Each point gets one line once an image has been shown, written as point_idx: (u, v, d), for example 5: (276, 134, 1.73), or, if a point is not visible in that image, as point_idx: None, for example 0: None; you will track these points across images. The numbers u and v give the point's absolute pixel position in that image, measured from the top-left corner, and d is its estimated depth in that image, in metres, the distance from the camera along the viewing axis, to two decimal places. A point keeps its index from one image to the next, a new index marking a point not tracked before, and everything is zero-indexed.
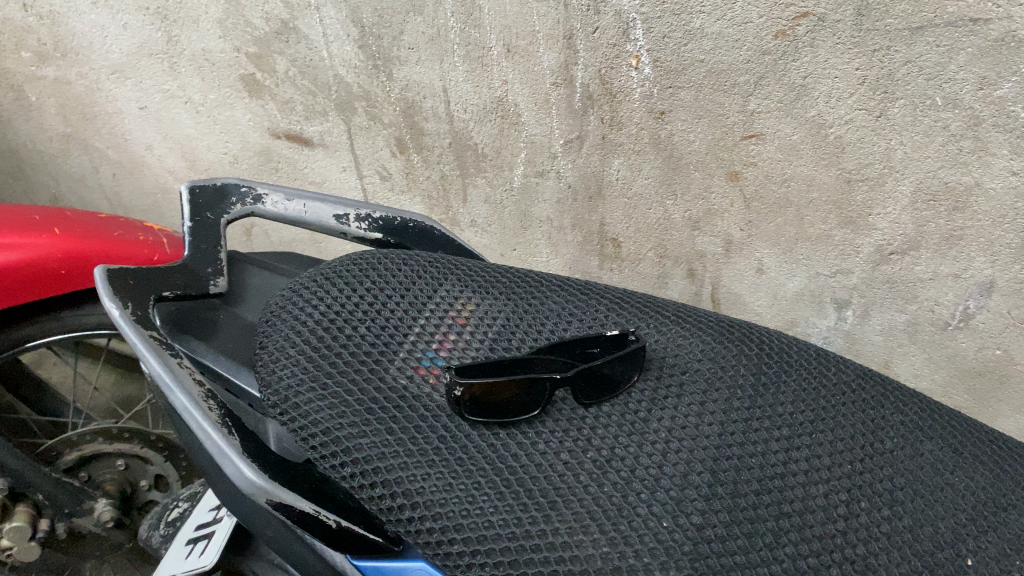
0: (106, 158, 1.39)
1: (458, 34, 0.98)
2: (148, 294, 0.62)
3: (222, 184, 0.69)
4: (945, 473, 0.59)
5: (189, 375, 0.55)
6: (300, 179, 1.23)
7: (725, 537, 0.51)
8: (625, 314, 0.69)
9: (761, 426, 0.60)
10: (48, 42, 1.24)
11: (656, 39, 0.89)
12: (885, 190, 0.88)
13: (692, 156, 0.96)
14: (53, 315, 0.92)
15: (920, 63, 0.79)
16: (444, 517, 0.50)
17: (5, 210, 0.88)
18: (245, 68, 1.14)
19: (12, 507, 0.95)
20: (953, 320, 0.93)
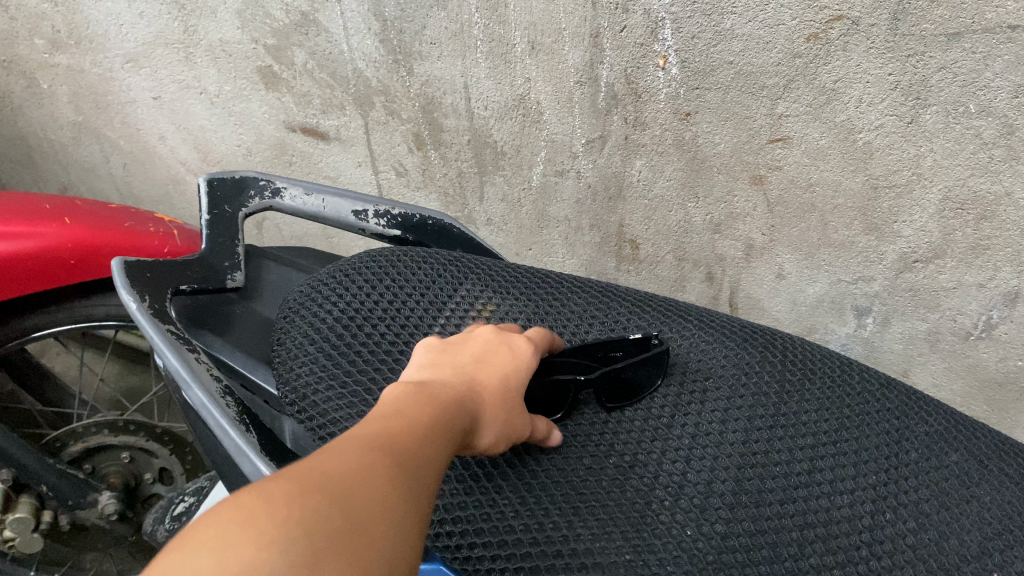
0: (118, 147, 1.39)
1: (481, 30, 0.96)
2: (164, 287, 0.61)
3: (241, 177, 0.68)
4: (971, 485, 0.58)
5: (206, 371, 0.54)
6: (314, 172, 1.25)
7: (750, 547, 0.51)
8: (647, 318, 0.68)
9: (786, 433, 0.59)
10: (61, 30, 1.22)
11: (685, 39, 0.87)
12: (912, 198, 0.87)
13: (716, 159, 0.95)
14: (62, 305, 0.91)
15: (954, 69, 0.76)
16: (464, 520, 0.49)
17: (15, 199, 0.87)
18: (262, 60, 1.12)
19: (16, 498, 0.94)
20: (975, 330, 0.95)
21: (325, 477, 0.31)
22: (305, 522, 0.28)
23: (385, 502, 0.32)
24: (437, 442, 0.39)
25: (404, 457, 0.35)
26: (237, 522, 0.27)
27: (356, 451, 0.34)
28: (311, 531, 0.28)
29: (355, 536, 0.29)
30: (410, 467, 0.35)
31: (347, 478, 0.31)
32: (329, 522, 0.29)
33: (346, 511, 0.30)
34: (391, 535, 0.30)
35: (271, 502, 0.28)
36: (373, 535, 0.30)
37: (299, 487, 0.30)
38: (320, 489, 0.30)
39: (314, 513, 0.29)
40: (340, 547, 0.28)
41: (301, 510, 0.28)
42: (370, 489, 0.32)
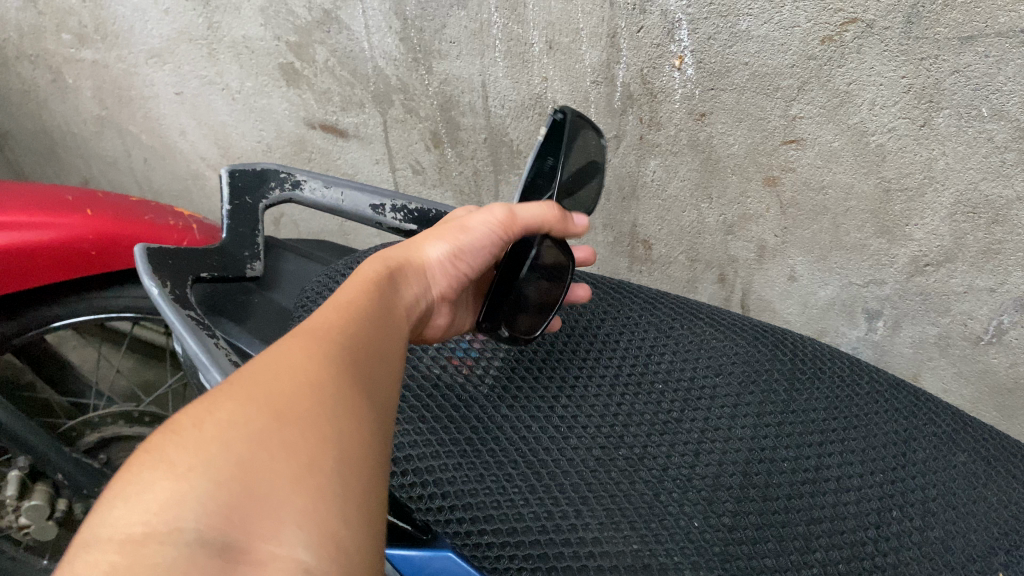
0: (140, 142, 1.41)
1: (500, 29, 0.97)
2: (185, 274, 0.62)
3: (263, 169, 0.69)
4: (978, 485, 0.58)
5: (225, 356, 0.55)
6: (333, 169, 1.27)
7: (755, 539, 0.51)
8: (660, 316, 0.70)
9: (793, 430, 0.60)
10: (88, 25, 1.24)
11: (702, 40, 0.87)
12: (925, 201, 0.88)
13: (730, 160, 0.96)
14: (82, 296, 0.92)
15: (968, 73, 0.76)
16: (475, 508, 0.50)
17: (38, 190, 0.89)
18: (284, 57, 1.14)
19: (32, 485, 0.96)
20: (985, 335, 0.95)
21: (248, 398, 0.33)
22: (224, 447, 0.30)
23: (310, 406, 0.34)
24: (366, 343, 0.42)
25: (329, 361, 0.38)
26: (157, 469, 0.29)
27: (279, 363, 0.36)
28: (230, 451, 0.30)
29: (284, 441, 0.31)
30: (337, 369, 0.37)
31: (267, 393, 0.34)
32: (251, 438, 0.31)
33: (269, 424, 0.32)
34: (321, 433, 0.33)
35: (186, 441, 0.31)
36: (303, 440, 0.32)
37: (218, 415, 0.32)
38: (242, 408, 0.32)
39: (232, 436, 0.31)
40: (265, 459, 0.30)
41: (216, 429, 0.31)
42: (294, 399, 0.34)
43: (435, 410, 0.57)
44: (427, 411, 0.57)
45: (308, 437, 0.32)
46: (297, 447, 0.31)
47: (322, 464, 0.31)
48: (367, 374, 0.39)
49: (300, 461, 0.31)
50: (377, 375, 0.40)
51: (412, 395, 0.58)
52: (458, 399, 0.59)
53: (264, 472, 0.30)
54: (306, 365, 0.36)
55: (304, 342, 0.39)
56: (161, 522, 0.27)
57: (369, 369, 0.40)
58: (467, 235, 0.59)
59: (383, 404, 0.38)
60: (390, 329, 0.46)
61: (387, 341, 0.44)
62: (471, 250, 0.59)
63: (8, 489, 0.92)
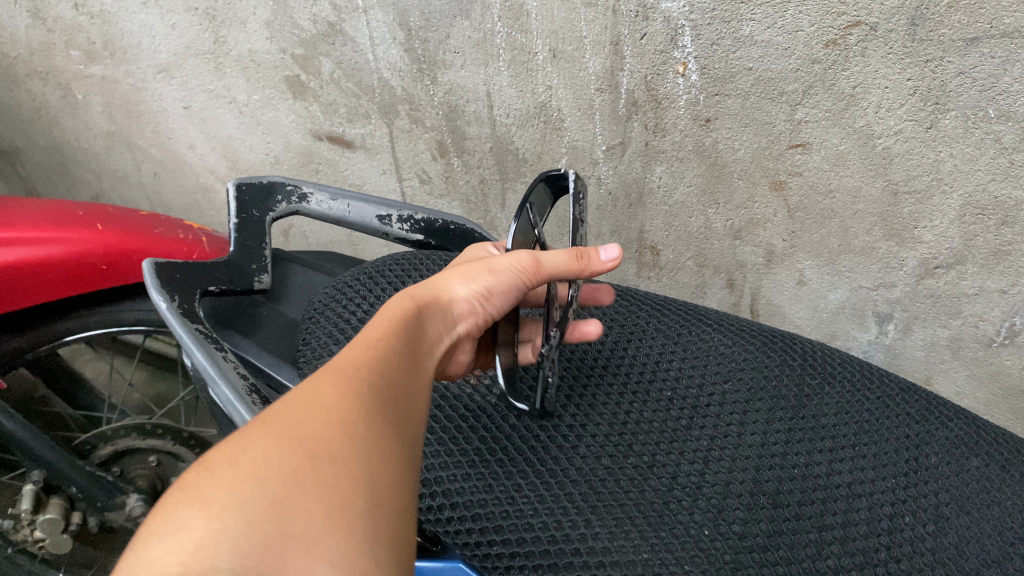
0: (149, 156, 1.42)
1: (504, 39, 0.97)
2: (192, 288, 0.63)
3: (269, 182, 0.69)
4: (992, 490, 0.57)
5: (233, 369, 0.55)
6: (340, 180, 1.27)
7: (767, 548, 0.51)
8: (667, 323, 0.70)
9: (806, 436, 0.59)
10: (96, 42, 1.25)
11: (705, 45, 0.87)
12: (933, 204, 0.87)
13: (737, 165, 0.96)
14: (93, 311, 0.93)
15: (973, 75, 0.76)
16: (484, 518, 0.50)
17: (49, 206, 0.89)
18: (290, 69, 1.15)
19: (47, 499, 0.96)
20: (998, 336, 0.94)
21: (280, 436, 0.33)
22: (256, 485, 0.30)
23: (340, 442, 0.34)
24: (393, 376, 0.42)
25: (358, 395, 0.38)
26: (191, 507, 0.30)
27: (306, 398, 0.36)
28: (264, 491, 0.30)
29: (315, 479, 0.31)
30: (364, 403, 0.37)
31: (294, 427, 0.34)
32: (284, 475, 0.31)
33: (301, 462, 0.32)
34: (351, 470, 0.33)
35: (220, 478, 0.31)
36: (334, 480, 0.32)
37: (252, 452, 0.32)
38: (275, 446, 0.32)
39: (265, 475, 0.31)
40: (298, 497, 0.30)
41: (250, 464, 0.31)
42: (323, 434, 0.34)
43: (443, 421, 0.57)
44: (435, 422, 0.57)
45: (338, 475, 0.32)
46: (327, 485, 0.31)
47: (351, 500, 0.31)
48: (395, 407, 0.39)
49: (331, 500, 0.31)
50: (406, 409, 0.40)
51: None
52: (466, 409, 0.59)
53: (297, 511, 0.30)
54: (336, 402, 0.36)
55: (334, 377, 0.39)
56: (195, 562, 0.28)
57: (397, 403, 0.40)
58: (492, 277, 0.54)
59: (410, 437, 0.38)
60: (416, 362, 0.46)
61: (414, 374, 0.44)
62: (499, 290, 0.55)
63: (23, 503, 0.94)
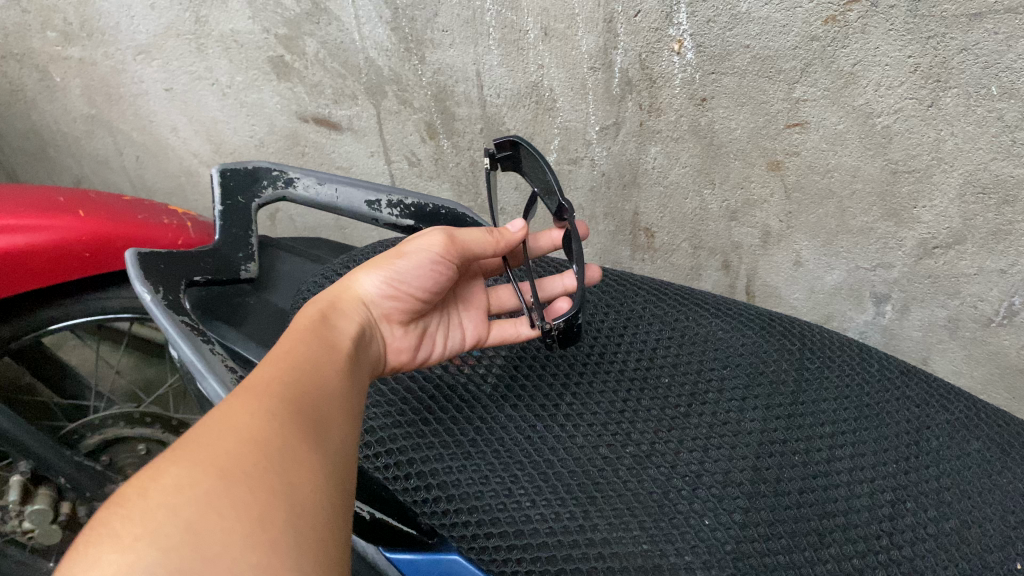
0: (131, 140, 1.39)
1: (494, 17, 0.95)
2: (177, 278, 0.61)
3: (255, 167, 0.67)
4: (993, 474, 0.56)
5: (221, 362, 0.54)
6: (328, 163, 1.25)
7: (769, 536, 0.50)
8: (663, 307, 0.69)
9: (804, 422, 0.59)
10: (73, 23, 1.22)
11: (701, 22, 0.85)
12: (933, 182, 0.86)
13: (733, 145, 0.94)
14: (77, 298, 0.91)
15: (976, 51, 0.75)
16: (481, 512, 0.49)
17: (30, 192, 0.87)
18: (274, 50, 1.12)
19: (35, 490, 0.94)
20: (996, 316, 0.94)
21: (191, 460, 0.33)
22: (167, 515, 0.30)
23: (257, 462, 0.34)
24: (309, 391, 0.42)
25: (271, 413, 0.38)
26: (103, 546, 0.29)
27: (219, 422, 0.36)
28: (179, 517, 0.30)
29: (232, 499, 0.32)
30: (281, 420, 0.38)
31: (207, 452, 0.34)
32: (198, 500, 0.31)
33: (216, 484, 0.32)
34: (270, 488, 0.33)
35: (129, 512, 0.30)
36: (252, 497, 0.32)
37: (161, 483, 0.32)
38: (185, 473, 0.32)
39: (179, 501, 0.31)
40: (213, 520, 0.30)
41: (160, 495, 0.31)
42: (236, 454, 0.34)
43: (437, 412, 0.56)
44: (429, 413, 0.56)
45: (256, 492, 0.32)
46: (245, 504, 0.32)
47: (273, 518, 0.32)
48: (314, 421, 0.40)
49: (251, 518, 0.31)
50: (327, 419, 0.41)
51: (415, 398, 0.57)
52: (461, 400, 0.58)
53: (215, 533, 0.30)
54: (251, 422, 0.37)
55: (246, 397, 0.39)
56: None
57: (315, 415, 0.40)
58: (399, 263, 0.58)
59: (335, 449, 0.39)
60: (336, 373, 0.46)
61: (335, 385, 0.45)
62: (407, 273, 0.59)
63: (11, 494, 0.92)
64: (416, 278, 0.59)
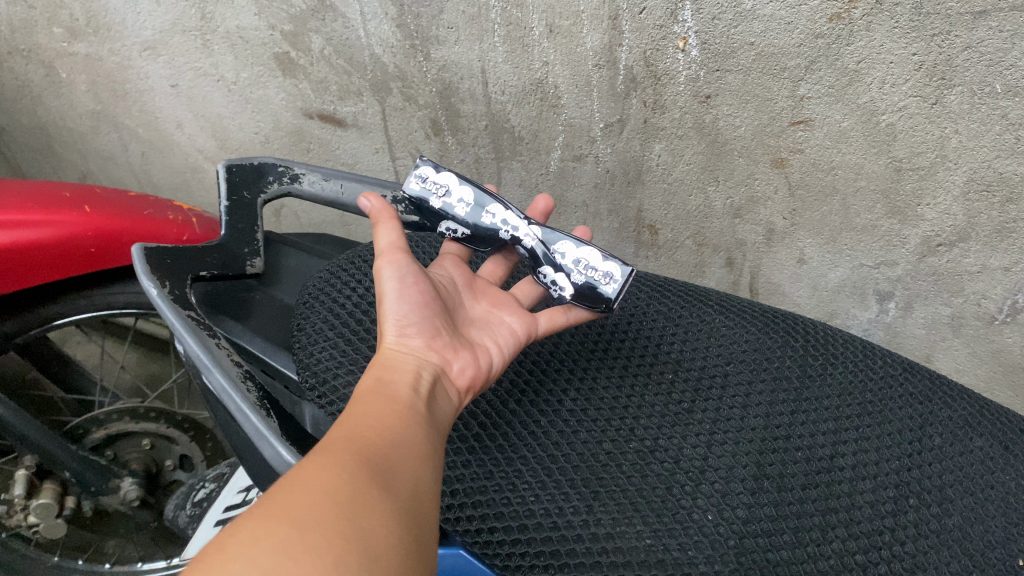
0: (136, 136, 1.40)
1: (499, 13, 0.95)
2: (184, 273, 0.62)
3: (260, 163, 0.68)
4: (995, 470, 0.57)
5: (227, 357, 0.54)
6: (332, 159, 1.26)
7: (772, 532, 0.50)
8: (667, 304, 0.69)
9: (807, 418, 0.59)
10: (80, 19, 1.22)
11: (706, 20, 0.85)
12: (936, 180, 0.86)
13: (737, 142, 0.95)
14: (83, 294, 0.91)
15: (980, 49, 0.75)
16: (484, 505, 0.49)
17: (36, 187, 0.87)
18: (279, 46, 1.12)
19: (40, 484, 0.95)
20: (1000, 314, 0.94)
21: (265, 509, 0.33)
22: (251, 564, 0.30)
23: (327, 510, 0.34)
24: (371, 437, 0.41)
25: (340, 464, 0.37)
26: None
27: (288, 475, 0.36)
28: (259, 566, 0.30)
29: (304, 545, 0.31)
30: (349, 468, 0.37)
31: (281, 502, 0.33)
32: (277, 549, 0.31)
33: (291, 532, 0.32)
34: (342, 533, 0.33)
35: (212, 564, 0.30)
36: (326, 542, 0.32)
37: (239, 532, 0.31)
38: (261, 522, 0.32)
39: (253, 548, 0.31)
40: (293, 566, 0.30)
41: (240, 546, 0.31)
42: (308, 502, 0.34)
43: None
44: None
45: (330, 538, 0.32)
46: (321, 550, 0.31)
47: (347, 562, 0.32)
48: (382, 464, 0.39)
49: (328, 564, 0.31)
50: (394, 458, 0.40)
51: None
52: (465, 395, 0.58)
53: None
54: (321, 470, 0.36)
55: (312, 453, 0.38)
56: None
57: (380, 459, 0.40)
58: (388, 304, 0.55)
59: (404, 485, 0.39)
60: (398, 414, 0.45)
61: (397, 427, 0.44)
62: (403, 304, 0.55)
63: (17, 488, 0.92)
64: (414, 299, 0.56)
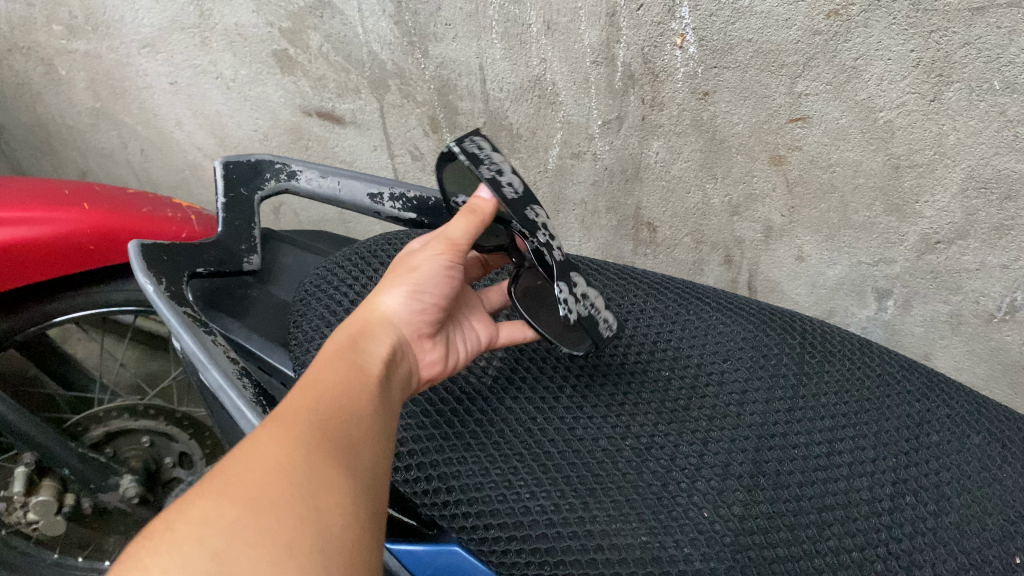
0: (135, 134, 1.40)
1: (497, 10, 0.95)
2: (180, 270, 0.62)
3: (257, 160, 0.68)
4: (993, 468, 0.56)
5: (223, 353, 0.54)
6: (331, 156, 1.26)
7: (768, 530, 0.50)
8: (665, 301, 0.69)
9: (804, 416, 0.59)
10: (79, 16, 1.22)
11: (704, 16, 0.85)
12: (935, 177, 0.86)
13: (735, 139, 0.94)
14: (81, 291, 0.91)
15: (978, 45, 0.75)
16: (481, 502, 0.49)
17: (35, 185, 0.87)
18: (278, 44, 1.12)
19: (39, 481, 0.95)
20: (998, 312, 0.94)
21: (221, 491, 0.33)
22: (195, 543, 0.31)
23: (283, 487, 0.34)
24: (339, 412, 0.41)
25: (301, 438, 0.38)
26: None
27: (247, 448, 0.36)
28: (204, 546, 0.30)
29: (257, 527, 0.32)
30: (311, 444, 0.38)
31: (235, 480, 0.34)
32: (225, 528, 0.31)
33: (242, 511, 0.32)
34: (298, 513, 0.33)
35: (157, 543, 0.31)
36: (279, 523, 0.32)
37: (188, 511, 0.32)
38: (211, 501, 0.33)
39: (206, 531, 0.31)
40: (239, 546, 0.31)
41: (186, 525, 0.32)
42: (264, 481, 0.34)
43: (436, 403, 0.56)
44: (430, 404, 0.56)
45: (284, 518, 0.33)
46: (272, 531, 0.32)
47: (300, 544, 0.32)
48: (344, 439, 0.39)
49: (276, 544, 0.31)
50: (357, 440, 0.40)
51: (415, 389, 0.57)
52: (462, 392, 0.58)
53: (241, 559, 0.30)
54: (277, 445, 0.37)
55: (273, 422, 0.39)
56: None
57: (346, 436, 0.40)
58: (414, 274, 0.54)
59: (365, 467, 0.39)
60: (370, 391, 0.45)
61: (368, 407, 0.43)
62: (426, 282, 0.54)
63: (16, 485, 0.93)
64: (438, 280, 0.55)
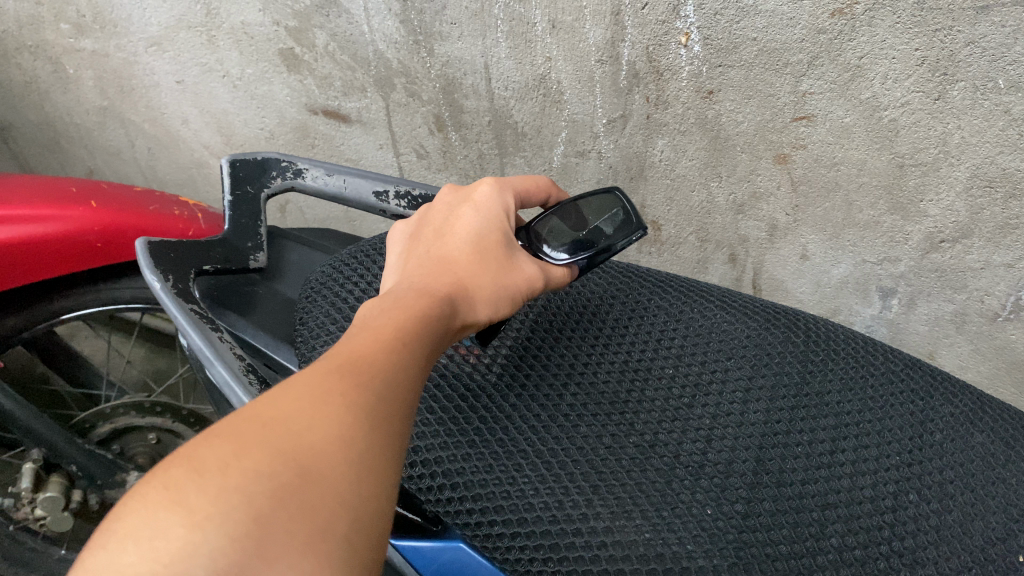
0: (143, 132, 1.41)
1: (501, 9, 0.95)
2: (188, 267, 0.62)
3: (263, 158, 0.68)
4: (997, 467, 0.56)
5: (229, 349, 0.54)
6: (336, 154, 1.26)
7: (770, 526, 0.50)
8: (669, 299, 0.69)
9: (809, 413, 0.59)
10: (86, 15, 1.23)
11: (708, 15, 0.85)
12: (940, 175, 0.86)
13: (739, 138, 0.94)
14: (88, 289, 0.92)
15: (983, 44, 0.75)
16: (485, 498, 0.50)
17: (43, 183, 0.88)
18: (284, 42, 1.13)
19: (47, 478, 0.95)
20: (1003, 311, 0.94)
21: (275, 442, 0.33)
22: (237, 495, 0.31)
23: (329, 460, 0.34)
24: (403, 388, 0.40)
25: (359, 408, 0.37)
26: (171, 513, 0.30)
27: (310, 401, 0.36)
28: (245, 506, 0.31)
29: (300, 500, 0.32)
30: (366, 416, 0.37)
31: (292, 439, 0.34)
32: (270, 491, 0.31)
33: (290, 477, 0.32)
34: (336, 495, 0.33)
35: (204, 482, 0.31)
36: (317, 500, 0.32)
37: (242, 459, 0.32)
38: (263, 450, 0.33)
39: (249, 486, 0.31)
40: (278, 517, 0.31)
41: (238, 474, 0.31)
42: (316, 446, 0.34)
43: (442, 401, 0.57)
44: (435, 401, 0.57)
45: (323, 498, 0.32)
46: (311, 507, 0.32)
47: (332, 530, 0.32)
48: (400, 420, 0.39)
49: (312, 524, 0.31)
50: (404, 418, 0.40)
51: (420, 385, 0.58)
52: (467, 388, 0.58)
53: (276, 533, 0.31)
54: (340, 411, 0.36)
55: (339, 379, 0.38)
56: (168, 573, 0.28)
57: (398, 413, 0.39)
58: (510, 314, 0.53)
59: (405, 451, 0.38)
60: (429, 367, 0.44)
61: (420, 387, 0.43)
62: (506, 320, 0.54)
63: (23, 481, 0.93)
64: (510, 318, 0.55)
